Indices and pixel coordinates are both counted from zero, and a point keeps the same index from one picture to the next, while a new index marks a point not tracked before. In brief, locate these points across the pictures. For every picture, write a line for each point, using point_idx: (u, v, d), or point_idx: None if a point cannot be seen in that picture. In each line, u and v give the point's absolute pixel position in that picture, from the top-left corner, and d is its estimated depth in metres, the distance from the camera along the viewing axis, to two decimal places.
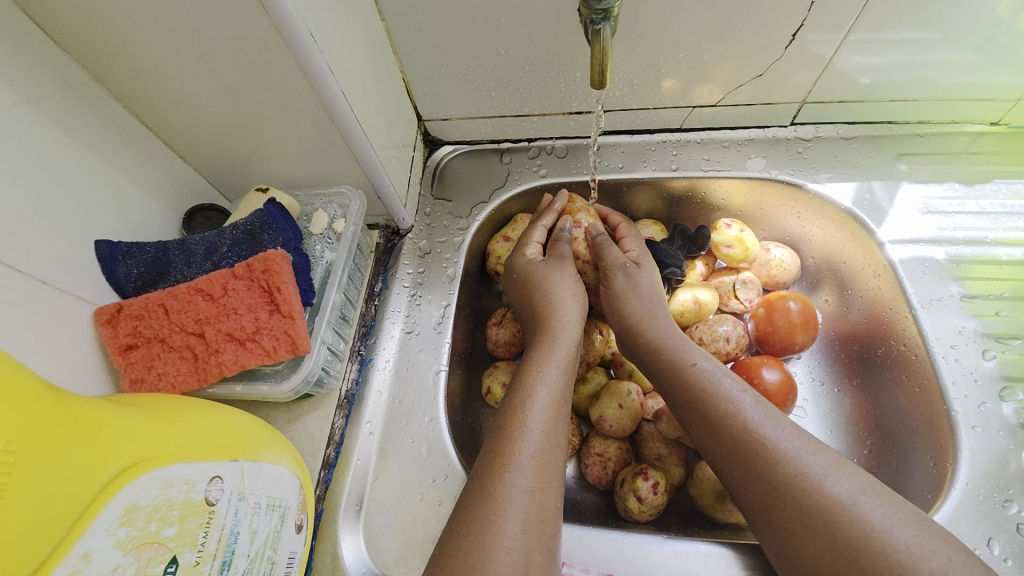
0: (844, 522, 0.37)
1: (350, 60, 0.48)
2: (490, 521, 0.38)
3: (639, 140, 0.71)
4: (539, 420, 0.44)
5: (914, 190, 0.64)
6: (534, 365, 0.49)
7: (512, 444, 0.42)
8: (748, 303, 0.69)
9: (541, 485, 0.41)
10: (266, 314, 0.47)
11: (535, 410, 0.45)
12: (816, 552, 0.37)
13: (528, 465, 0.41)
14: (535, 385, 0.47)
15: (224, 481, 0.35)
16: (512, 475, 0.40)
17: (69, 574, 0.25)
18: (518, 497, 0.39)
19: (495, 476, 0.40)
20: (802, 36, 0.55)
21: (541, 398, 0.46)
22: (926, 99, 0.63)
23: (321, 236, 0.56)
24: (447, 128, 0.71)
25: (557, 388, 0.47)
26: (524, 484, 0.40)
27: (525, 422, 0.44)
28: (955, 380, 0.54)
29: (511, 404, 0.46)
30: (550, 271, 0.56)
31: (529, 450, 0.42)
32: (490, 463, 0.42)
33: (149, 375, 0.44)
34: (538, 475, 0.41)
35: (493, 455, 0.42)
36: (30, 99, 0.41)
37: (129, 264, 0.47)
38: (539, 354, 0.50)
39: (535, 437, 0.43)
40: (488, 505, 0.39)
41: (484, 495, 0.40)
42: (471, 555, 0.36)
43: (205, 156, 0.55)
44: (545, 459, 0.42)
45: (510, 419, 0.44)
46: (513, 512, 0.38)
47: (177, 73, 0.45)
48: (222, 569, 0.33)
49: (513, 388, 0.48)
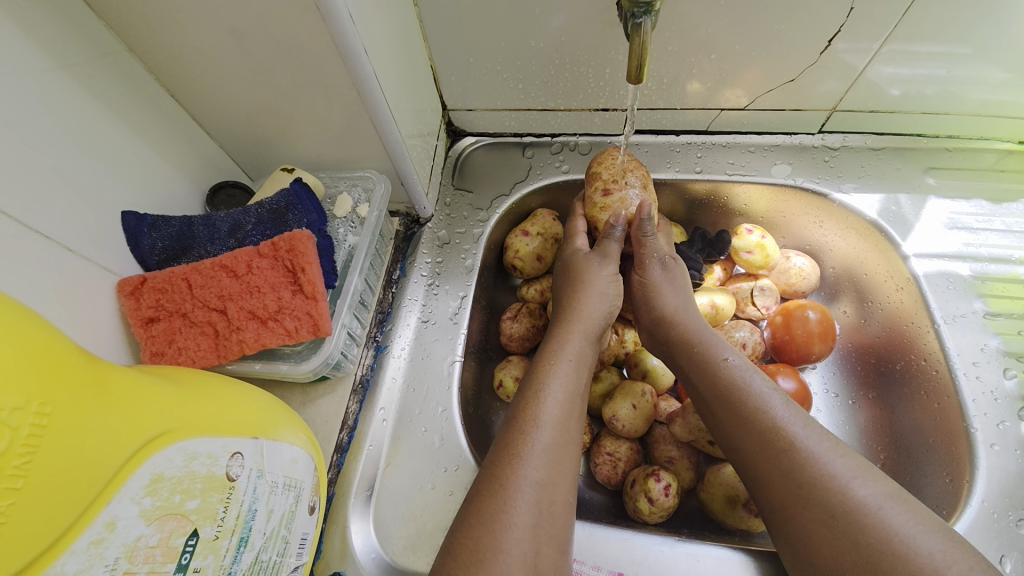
0: (868, 526, 0.37)
1: (383, 43, 0.48)
2: (501, 510, 0.38)
3: (664, 140, 0.70)
4: (553, 413, 0.44)
5: (940, 205, 0.64)
6: (549, 356, 0.48)
7: (524, 435, 0.42)
8: (765, 311, 0.67)
9: (553, 478, 0.41)
10: (290, 294, 0.47)
11: (549, 402, 0.44)
12: (834, 553, 0.37)
13: (540, 458, 0.41)
14: (550, 377, 0.46)
15: (244, 458, 0.34)
16: (523, 467, 0.40)
17: (93, 541, 0.25)
18: (529, 490, 0.39)
19: (507, 467, 0.40)
20: (836, 44, 0.54)
21: (554, 391, 0.45)
22: (956, 114, 0.62)
23: (344, 220, 0.56)
24: (471, 119, 0.70)
25: (572, 382, 0.47)
26: (535, 476, 0.40)
27: (538, 414, 0.43)
28: (975, 398, 0.54)
29: (523, 396, 0.46)
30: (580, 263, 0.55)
31: (540, 443, 0.42)
32: (502, 453, 0.41)
33: (170, 349, 0.44)
34: (550, 469, 0.41)
35: (505, 445, 0.42)
36: (64, 65, 0.41)
37: (154, 237, 0.47)
38: (555, 346, 0.49)
39: (548, 430, 0.43)
40: (498, 494, 0.38)
41: (495, 484, 0.39)
42: (480, 544, 0.36)
43: (231, 133, 0.55)
44: (558, 453, 0.42)
45: (522, 412, 0.44)
46: (524, 504, 0.38)
47: (210, 46, 0.44)
48: (238, 545, 0.33)
49: (527, 379, 0.47)
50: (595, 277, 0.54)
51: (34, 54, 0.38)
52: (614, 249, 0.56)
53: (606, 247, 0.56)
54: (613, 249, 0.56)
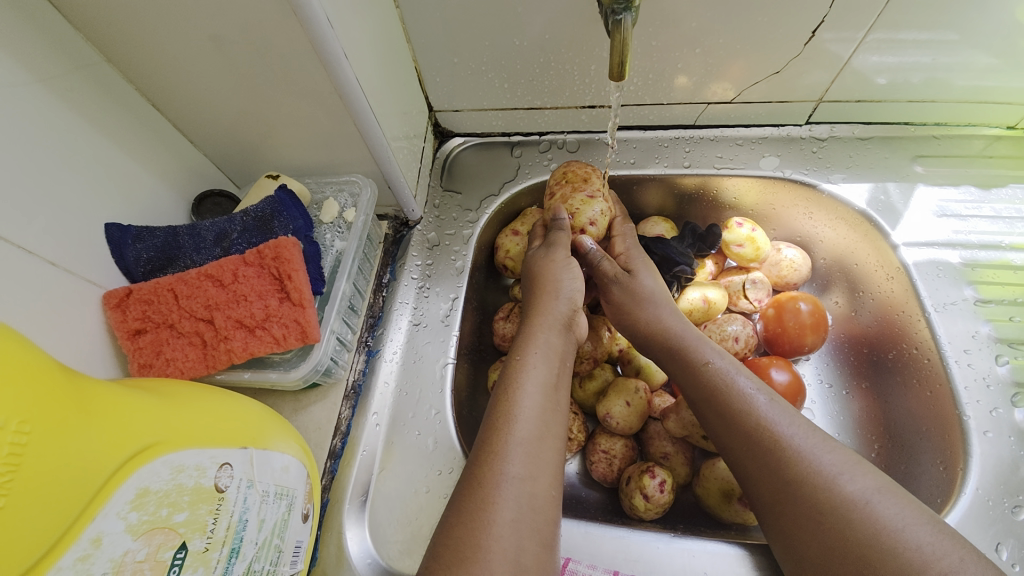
0: (855, 520, 0.37)
1: (365, 47, 0.47)
2: (481, 509, 0.38)
3: (652, 136, 0.70)
4: (529, 407, 0.44)
5: (929, 193, 0.64)
6: (522, 352, 0.49)
7: (501, 430, 0.42)
8: (757, 304, 0.68)
9: (532, 473, 0.40)
10: (277, 302, 0.47)
11: (525, 397, 0.44)
12: (822, 549, 0.37)
13: (519, 452, 0.41)
14: (524, 371, 0.46)
15: (233, 468, 0.34)
16: (503, 464, 0.40)
17: (79, 558, 0.25)
18: (509, 485, 0.39)
19: (487, 463, 0.40)
20: (821, 34, 0.54)
21: (528, 385, 0.45)
22: (943, 101, 0.62)
23: (332, 225, 0.56)
24: (457, 120, 0.70)
25: (546, 376, 0.47)
26: (514, 471, 0.40)
27: (515, 409, 0.43)
28: (968, 385, 0.54)
29: (499, 393, 0.45)
30: (544, 256, 0.55)
31: (516, 438, 0.42)
32: (482, 451, 0.41)
33: (157, 360, 0.44)
34: (529, 463, 0.41)
35: (482, 443, 0.42)
36: (43, 78, 0.40)
37: (139, 248, 0.47)
38: (526, 343, 0.49)
39: (527, 425, 0.43)
40: (479, 492, 0.38)
41: (476, 483, 0.39)
42: (463, 544, 0.36)
43: (215, 141, 0.55)
44: (536, 447, 0.42)
45: (499, 407, 0.44)
46: (505, 501, 0.38)
47: (189, 55, 0.44)
48: (229, 556, 0.33)
49: (503, 375, 0.47)
50: (549, 268, 0.54)
51: (12, 68, 0.38)
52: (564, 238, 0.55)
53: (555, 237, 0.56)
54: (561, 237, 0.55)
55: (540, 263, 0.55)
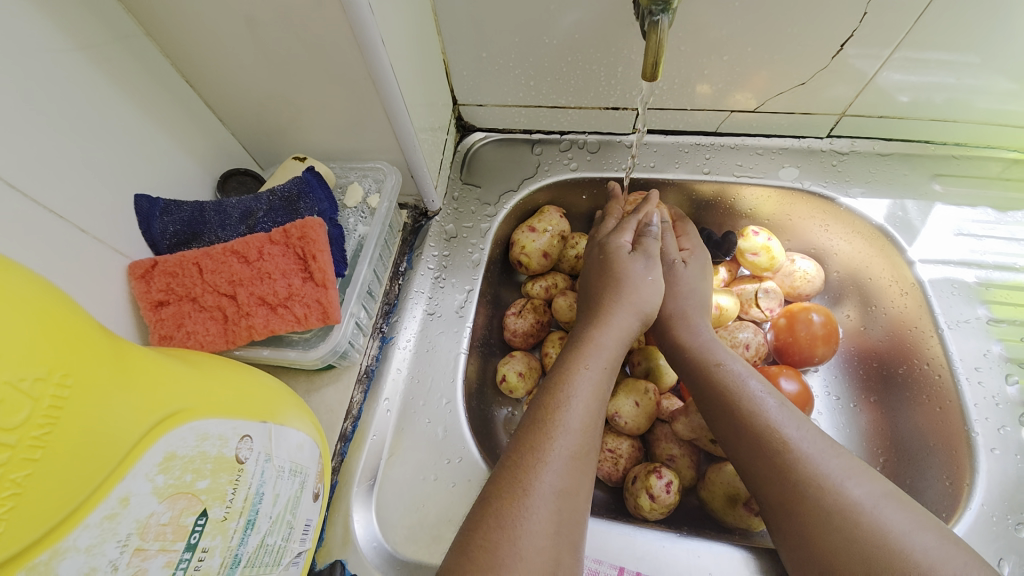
0: (856, 528, 0.37)
1: (398, 37, 0.48)
2: (520, 516, 0.38)
3: (673, 141, 0.70)
4: (579, 420, 0.43)
5: (947, 212, 0.64)
6: (579, 360, 0.47)
7: (549, 440, 0.42)
8: (768, 313, 0.67)
9: (574, 485, 0.41)
10: (300, 281, 0.47)
11: (576, 409, 0.44)
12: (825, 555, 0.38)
13: (564, 467, 0.41)
14: (578, 382, 0.45)
15: (253, 441, 0.35)
16: (546, 474, 0.40)
17: (107, 516, 0.26)
18: (550, 498, 0.39)
19: (528, 472, 0.40)
20: (848, 49, 0.55)
21: (582, 397, 0.45)
22: (964, 122, 0.62)
23: (354, 210, 0.56)
24: (481, 115, 0.70)
25: (600, 389, 0.46)
26: (558, 485, 0.40)
27: (564, 422, 0.43)
28: (977, 402, 0.54)
29: (548, 398, 0.45)
30: (625, 262, 0.54)
31: (566, 450, 0.41)
32: (525, 456, 0.41)
33: (178, 333, 0.44)
34: (572, 476, 0.41)
35: (528, 449, 0.42)
36: (84, 46, 0.41)
37: (166, 221, 0.47)
38: (585, 349, 0.48)
39: (575, 437, 0.42)
40: (519, 501, 0.38)
41: (516, 489, 0.39)
42: (499, 550, 0.36)
43: (243, 121, 0.55)
44: (581, 462, 0.42)
45: (548, 415, 0.43)
46: (544, 511, 0.38)
47: (226, 33, 0.44)
48: (246, 527, 0.33)
49: (552, 381, 0.46)
50: (637, 277, 0.53)
51: (52, 33, 0.39)
52: (654, 247, 0.55)
53: (646, 244, 0.55)
54: (653, 247, 0.55)
55: (629, 273, 0.53)
